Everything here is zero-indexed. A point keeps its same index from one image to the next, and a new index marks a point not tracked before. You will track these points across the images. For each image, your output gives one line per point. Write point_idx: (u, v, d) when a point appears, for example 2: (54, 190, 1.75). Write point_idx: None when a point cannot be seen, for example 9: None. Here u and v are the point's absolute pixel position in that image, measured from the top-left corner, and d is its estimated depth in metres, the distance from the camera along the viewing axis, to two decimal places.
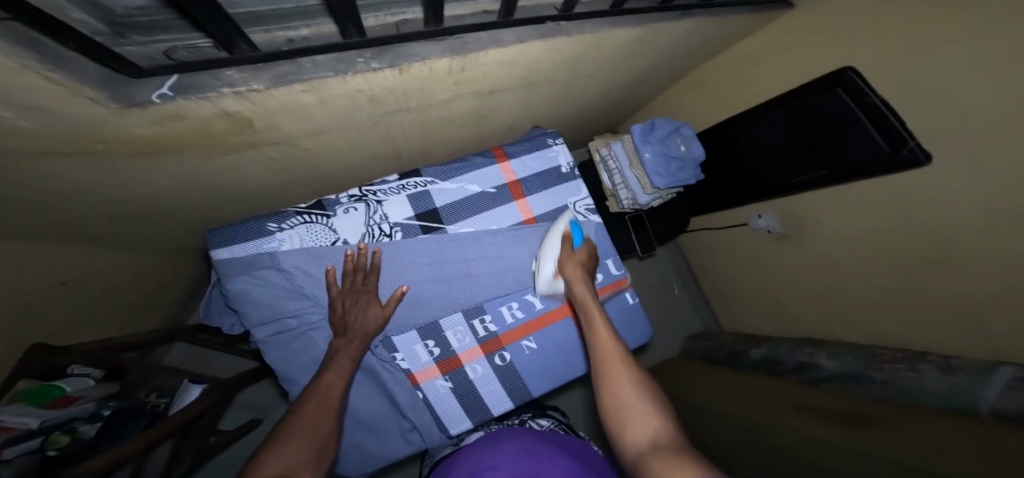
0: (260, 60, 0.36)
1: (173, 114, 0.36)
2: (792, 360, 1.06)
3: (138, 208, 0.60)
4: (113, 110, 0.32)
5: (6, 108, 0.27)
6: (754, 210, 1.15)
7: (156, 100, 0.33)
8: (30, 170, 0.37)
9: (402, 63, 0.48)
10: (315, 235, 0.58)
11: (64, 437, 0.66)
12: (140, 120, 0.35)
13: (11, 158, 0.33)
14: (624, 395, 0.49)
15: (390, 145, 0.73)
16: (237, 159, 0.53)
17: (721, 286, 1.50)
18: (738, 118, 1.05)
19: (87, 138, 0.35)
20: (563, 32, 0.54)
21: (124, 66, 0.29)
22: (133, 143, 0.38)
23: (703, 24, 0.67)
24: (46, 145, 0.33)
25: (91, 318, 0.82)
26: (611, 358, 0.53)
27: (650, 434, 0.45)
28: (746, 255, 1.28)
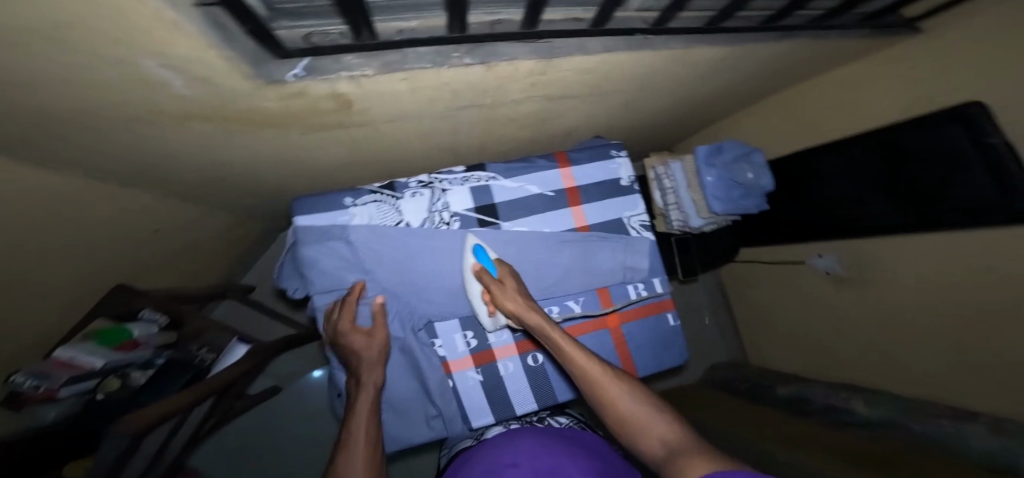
0: (374, 47, 0.39)
1: (296, 91, 0.39)
2: (822, 401, 1.00)
3: (228, 172, 0.66)
4: (255, 84, 0.36)
5: (176, 74, 0.31)
6: (816, 248, 1.09)
7: (288, 80, 0.37)
8: (167, 130, 0.42)
9: (491, 60, 0.50)
10: (383, 215, 0.61)
11: (116, 383, 0.70)
12: (271, 95, 0.39)
13: (159, 118, 0.38)
14: (620, 411, 0.51)
15: (454, 138, 0.76)
16: (326, 137, 0.57)
17: (758, 322, 1.43)
18: (813, 150, 1.01)
19: (221, 108, 0.39)
20: (650, 46, 0.54)
21: (273, 46, 0.33)
22: (253, 115, 0.42)
23: (797, 46, 0.64)
24: (189, 110, 0.38)
25: (166, 265, 0.90)
26: (596, 380, 0.53)
27: (661, 436, 0.48)
28: (794, 293, 1.21)
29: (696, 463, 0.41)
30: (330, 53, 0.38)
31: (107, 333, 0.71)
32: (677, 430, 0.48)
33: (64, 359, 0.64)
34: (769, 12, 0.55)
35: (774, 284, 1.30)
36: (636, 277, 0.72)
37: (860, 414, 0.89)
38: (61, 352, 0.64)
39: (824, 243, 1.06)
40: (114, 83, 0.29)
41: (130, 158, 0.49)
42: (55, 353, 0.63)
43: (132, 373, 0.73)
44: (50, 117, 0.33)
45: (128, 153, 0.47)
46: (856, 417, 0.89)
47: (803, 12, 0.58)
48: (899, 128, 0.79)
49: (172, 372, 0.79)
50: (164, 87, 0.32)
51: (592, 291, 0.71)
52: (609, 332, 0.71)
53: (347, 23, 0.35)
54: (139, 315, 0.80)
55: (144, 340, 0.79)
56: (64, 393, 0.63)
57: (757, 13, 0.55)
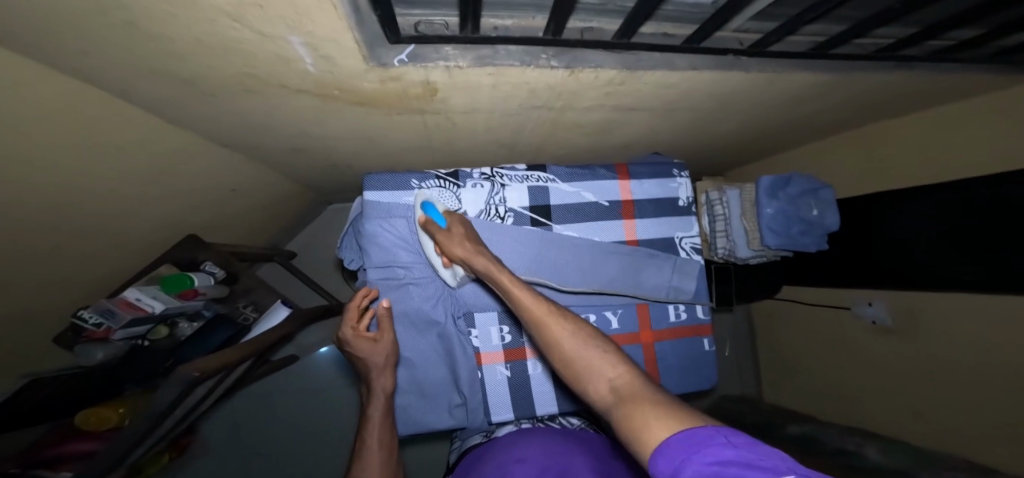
0: (472, 40, 0.42)
1: (399, 74, 0.43)
2: (833, 445, 0.95)
3: (305, 144, 0.71)
4: (366, 66, 0.40)
5: (308, 47, 0.33)
6: (863, 294, 1.04)
7: (394, 63, 0.40)
8: (276, 98, 0.46)
9: (575, 66, 0.51)
10: (445, 201, 0.63)
11: (164, 330, 0.82)
12: (375, 76, 0.42)
13: (272, 86, 0.42)
14: (562, 352, 0.49)
15: (513, 135, 0.77)
16: (404, 120, 0.60)
17: (787, 366, 1.36)
18: (874, 195, 0.95)
19: (328, 83, 0.42)
20: (741, 67, 0.52)
21: (390, 31, 0.36)
22: (351, 90, 0.45)
23: (898, 80, 0.61)
24: (301, 82, 0.41)
25: (233, 223, 0.97)
26: (544, 320, 0.51)
27: (609, 379, 0.44)
28: (832, 341, 1.15)
29: (638, 403, 0.39)
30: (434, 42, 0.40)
31: (170, 282, 0.75)
32: (627, 372, 0.44)
33: (132, 300, 0.69)
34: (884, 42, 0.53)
35: (809, 328, 1.24)
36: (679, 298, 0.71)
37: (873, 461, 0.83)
38: (129, 293, 0.68)
39: (877, 292, 1.00)
40: (253, 48, 0.32)
41: (232, 120, 0.54)
42: (125, 294, 0.67)
43: (180, 322, 0.84)
44: (192, 74, 0.37)
45: (228, 114, 0.51)
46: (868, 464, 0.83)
47: (919, 46, 0.55)
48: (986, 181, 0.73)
49: (216, 326, 0.88)
50: (292, 59, 0.35)
51: (632, 305, 0.71)
52: (644, 349, 0.70)
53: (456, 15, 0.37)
54: (202, 266, 0.84)
55: (203, 291, 0.84)
56: (117, 335, 0.71)
57: (868, 42, 0.53)
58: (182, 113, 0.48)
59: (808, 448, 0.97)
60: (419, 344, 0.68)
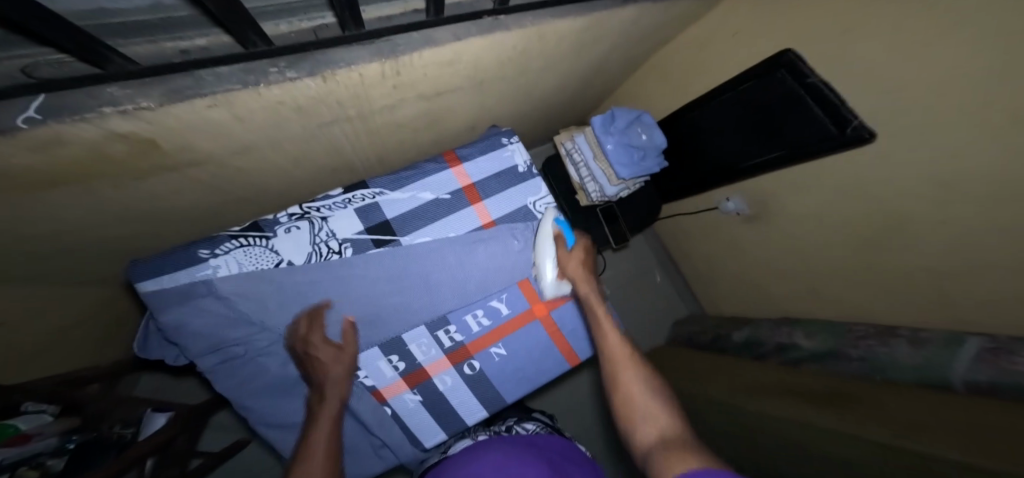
0: (144, 74, 0.33)
1: (54, 139, 0.32)
2: (772, 342, 1.05)
3: (60, 245, 0.56)
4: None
5: None
6: (723, 192, 1.15)
7: (18, 125, 0.30)
8: None
9: (324, 71, 0.44)
10: (255, 259, 0.55)
11: (35, 471, 0.64)
12: (18, 149, 0.32)
13: None
14: (636, 399, 0.54)
15: (336, 156, 0.68)
16: (159, 183, 0.49)
17: (702, 272, 1.50)
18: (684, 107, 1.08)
19: None
20: (502, 27, 0.51)
21: None
22: (0, 176, 0.34)
23: (645, 12, 0.66)
24: None
25: (38, 358, 0.78)
26: (617, 357, 0.58)
27: (662, 430, 0.50)
28: (721, 241, 1.28)
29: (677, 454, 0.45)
30: (69, 87, 0.30)
31: None
32: (679, 429, 0.50)
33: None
34: None
35: (702, 235, 1.36)
36: None
37: (808, 348, 0.95)
38: None
39: (728, 187, 1.11)
40: None
41: None
42: None
43: (47, 460, 0.67)
44: None
45: None
46: (806, 352, 0.95)
47: None
48: (749, 80, 0.86)
49: (93, 453, 0.71)
50: None
51: (516, 285, 0.68)
52: (541, 323, 0.70)
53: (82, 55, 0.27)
54: (20, 409, 0.68)
55: (37, 431, 0.68)
56: None
57: None
58: None
59: (760, 353, 1.08)
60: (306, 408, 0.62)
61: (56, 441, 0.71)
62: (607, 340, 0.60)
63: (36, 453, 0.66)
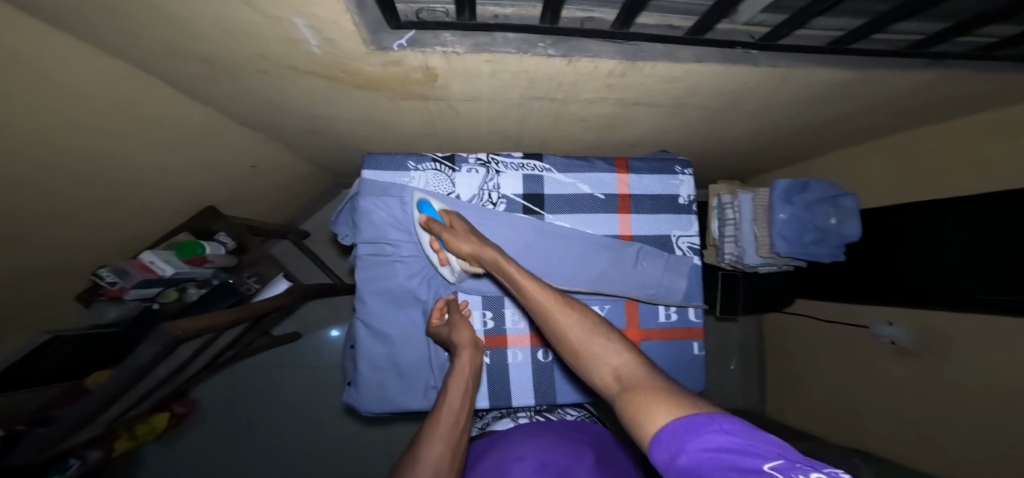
0: (470, 27, 0.44)
1: (397, 59, 0.47)
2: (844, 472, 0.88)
3: (321, 128, 0.75)
4: (367, 50, 0.44)
5: (316, 35, 0.39)
6: (887, 316, 0.98)
7: (394, 48, 0.45)
8: (287, 80, 0.51)
9: (573, 55, 0.50)
10: (439, 183, 0.66)
11: (173, 295, 0.76)
12: (376, 61, 0.47)
13: (288, 71, 0.48)
14: (584, 346, 0.47)
15: (518, 127, 0.77)
16: (408, 106, 0.63)
17: (795, 382, 1.30)
18: (886, 210, 0.94)
19: (335, 68, 0.48)
20: (749, 62, 0.49)
21: (391, 17, 0.40)
22: (349, 72, 0.49)
23: (938, 78, 0.54)
24: (306, 65, 0.46)
25: (254, 200, 1.02)
26: (547, 309, 0.50)
27: (614, 368, 0.43)
28: (846, 360, 1.10)
29: (648, 394, 0.37)
30: (433, 27, 0.44)
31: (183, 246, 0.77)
32: (631, 357, 0.44)
33: (145, 262, 0.70)
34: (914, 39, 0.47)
35: (824, 345, 1.18)
36: (670, 298, 0.68)
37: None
38: (144, 255, 0.70)
39: (902, 312, 0.93)
40: (269, 35, 0.38)
41: (258, 101, 0.60)
42: (141, 255, 0.69)
43: (188, 289, 0.79)
44: (218, 57, 0.43)
45: (249, 93, 0.56)
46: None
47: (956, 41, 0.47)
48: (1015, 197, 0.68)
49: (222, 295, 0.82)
50: (297, 42, 0.40)
51: (621, 301, 0.67)
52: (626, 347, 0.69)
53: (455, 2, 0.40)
54: (215, 236, 0.85)
55: (211, 260, 0.84)
56: (130, 294, 0.69)
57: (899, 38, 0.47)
58: (213, 89, 0.53)
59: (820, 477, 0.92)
60: (400, 321, 0.68)
61: (209, 274, 0.84)
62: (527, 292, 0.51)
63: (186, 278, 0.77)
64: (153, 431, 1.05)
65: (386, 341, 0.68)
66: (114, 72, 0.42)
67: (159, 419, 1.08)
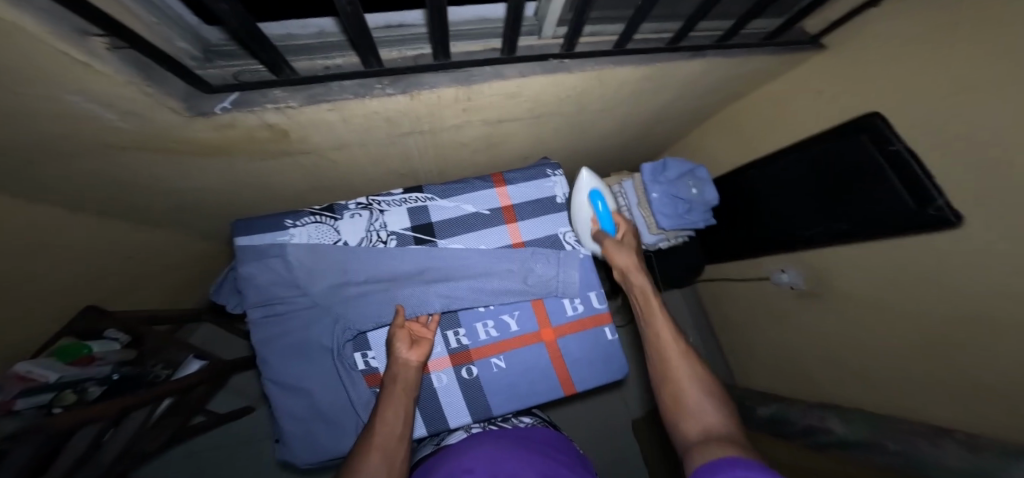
0: (298, 82, 0.47)
1: (226, 122, 0.46)
2: (797, 421, 0.89)
3: (194, 202, 0.71)
4: (185, 117, 0.43)
5: (104, 107, 0.38)
6: (776, 263, 1.05)
7: (215, 111, 0.44)
8: (115, 158, 0.49)
9: (412, 90, 0.53)
10: (321, 235, 0.65)
11: (73, 396, 0.62)
12: (205, 127, 0.46)
13: (108, 148, 0.46)
14: (678, 385, 0.54)
15: (407, 164, 0.79)
16: (276, 165, 0.62)
17: (738, 342, 1.36)
18: (737, 172, 1.06)
19: (161, 137, 0.46)
20: (565, 69, 0.57)
21: (200, 82, 0.40)
22: (184, 141, 0.48)
23: (722, 63, 0.66)
24: (126, 139, 0.45)
25: (147, 291, 0.92)
26: (671, 354, 0.57)
27: (702, 422, 0.49)
28: (765, 311, 1.17)
29: (719, 445, 0.43)
30: (257, 87, 0.45)
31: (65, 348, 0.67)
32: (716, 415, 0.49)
33: (21, 372, 0.58)
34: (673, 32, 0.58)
35: (748, 303, 1.24)
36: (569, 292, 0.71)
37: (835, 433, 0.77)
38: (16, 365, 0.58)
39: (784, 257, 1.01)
40: (49, 116, 0.36)
41: (104, 188, 0.56)
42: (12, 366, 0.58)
43: (87, 387, 0.66)
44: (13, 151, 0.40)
45: (80, 181, 0.52)
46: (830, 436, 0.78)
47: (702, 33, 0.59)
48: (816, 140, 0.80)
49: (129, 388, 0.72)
50: (89, 117, 0.39)
51: (528, 304, 0.71)
52: (545, 344, 0.71)
53: (267, 64, 0.42)
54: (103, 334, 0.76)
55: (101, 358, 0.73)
56: (20, 406, 0.56)
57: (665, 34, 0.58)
58: (35, 187, 0.49)
59: (782, 432, 0.92)
60: (310, 373, 0.63)
61: (107, 370, 0.71)
62: (664, 348, 0.58)
63: (81, 377, 0.65)
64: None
65: (302, 395, 0.63)
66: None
67: None
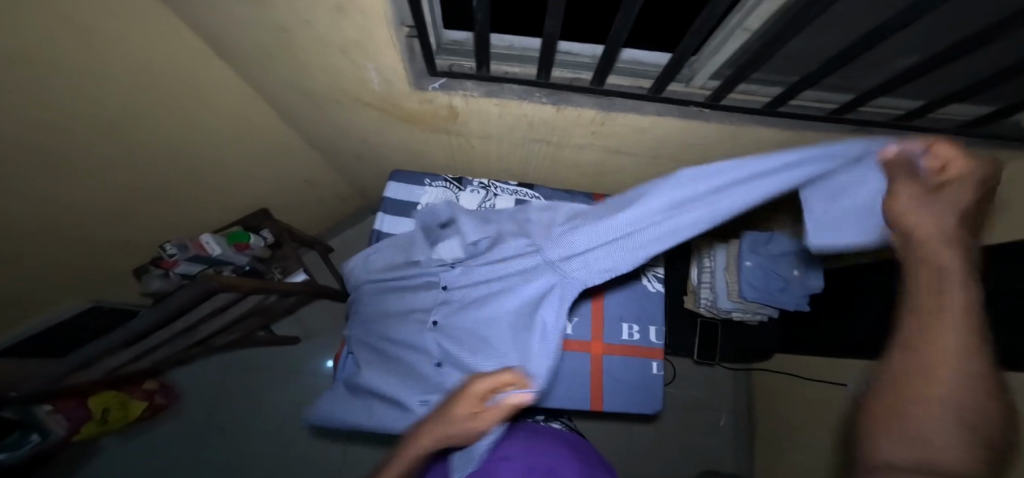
0: (486, 79, 0.59)
1: (430, 98, 0.61)
2: None
3: (359, 154, 0.89)
4: (410, 90, 0.58)
5: (373, 73, 0.54)
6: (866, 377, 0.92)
7: (429, 89, 0.59)
8: (340, 108, 0.67)
9: (562, 104, 0.63)
10: (445, 198, 0.76)
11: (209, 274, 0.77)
12: (416, 98, 0.61)
13: (342, 99, 0.63)
14: (923, 370, 0.21)
15: (522, 166, 0.90)
16: (433, 139, 0.77)
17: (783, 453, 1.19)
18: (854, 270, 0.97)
19: (380, 100, 0.62)
20: (702, 117, 0.62)
21: (431, 66, 0.55)
22: (393, 106, 0.64)
23: None
24: (360, 97, 0.62)
25: (299, 215, 1.14)
26: (938, 306, 0.22)
27: (907, 452, 0.20)
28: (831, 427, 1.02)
29: None
30: (461, 77, 0.59)
31: (233, 234, 0.81)
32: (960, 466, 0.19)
33: (200, 242, 0.73)
34: (831, 108, 0.60)
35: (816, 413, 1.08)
36: (632, 318, 0.74)
37: None
38: (203, 236, 0.73)
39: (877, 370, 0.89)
40: (336, 68, 0.53)
41: (316, 123, 0.75)
42: (200, 236, 0.72)
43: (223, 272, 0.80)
44: (298, 85, 0.60)
45: (315, 117, 0.72)
46: None
47: (869, 112, 0.60)
48: None
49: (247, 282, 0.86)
50: (358, 76, 0.55)
51: (588, 314, 0.74)
52: (592, 357, 0.71)
53: (477, 61, 0.55)
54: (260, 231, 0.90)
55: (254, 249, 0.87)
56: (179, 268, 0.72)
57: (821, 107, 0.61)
58: (287, 109, 0.69)
59: None
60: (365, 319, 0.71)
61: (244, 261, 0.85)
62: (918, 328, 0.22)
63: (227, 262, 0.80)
64: (127, 419, 0.97)
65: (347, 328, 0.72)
66: None
67: (134, 407, 0.98)
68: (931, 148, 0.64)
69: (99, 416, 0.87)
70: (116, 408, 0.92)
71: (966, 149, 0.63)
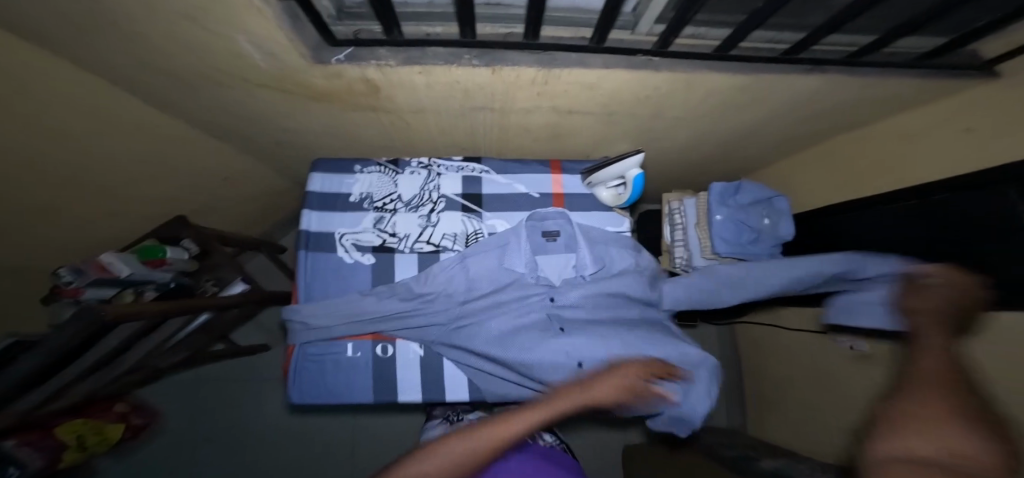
0: (401, 43, 0.50)
1: (338, 72, 0.52)
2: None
3: (290, 142, 0.80)
4: (308, 64, 0.50)
5: (253, 47, 0.45)
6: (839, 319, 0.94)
7: (333, 62, 0.50)
8: (237, 93, 0.58)
9: (496, 64, 0.55)
10: (381, 184, 0.69)
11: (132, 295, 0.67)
12: (321, 74, 0.53)
13: (232, 81, 0.54)
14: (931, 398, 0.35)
15: (471, 138, 0.82)
16: (363, 118, 0.69)
17: (764, 391, 1.25)
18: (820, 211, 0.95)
19: (280, 79, 0.54)
20: (653, 67, 0.55)
21: (328, 35, 0.46)
22: (298, 84, 0.55)
23: (831, 87, 0.60)
24: (253, 77, 0.53)
25: (233, 211, 1.05)
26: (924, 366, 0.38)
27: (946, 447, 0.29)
28: (805, 365, 1.07)
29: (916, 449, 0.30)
30: (369, 45, 0.50)
31: (145, 250, 0.75)
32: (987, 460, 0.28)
33: (103, 263, 0.66)
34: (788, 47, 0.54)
35: (794, 357, 1.11)
36: None
37: None
38: (103, 256, 0.66)
39: None
40: (209, 46, 0.45)
41: (220, 113, 0.65)
42: (99, 255, 0.65)
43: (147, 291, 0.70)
44: (175, 70, 0.51)
45: (217, 106, 0.62)
46: None
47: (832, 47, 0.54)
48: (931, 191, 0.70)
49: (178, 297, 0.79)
50: (238, 51, 0.46)
51: None
52: None
53: (382, 24, 0.46)
54: (179, 242, 0.85)
55: (172, 263, 0.80)
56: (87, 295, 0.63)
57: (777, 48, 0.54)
58: (178, 100, 0.60)
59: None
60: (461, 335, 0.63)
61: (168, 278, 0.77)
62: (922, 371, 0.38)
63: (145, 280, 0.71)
64: (105, 442, 0.93)
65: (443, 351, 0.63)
66: (70, 76, 0.47)
67: (113, 430, 0.96)
68: (899, 79, 0.58)
69: (74, 443, 0.81)
70: (90, 434, 0.87)
71: (933, 75, 0.58)
